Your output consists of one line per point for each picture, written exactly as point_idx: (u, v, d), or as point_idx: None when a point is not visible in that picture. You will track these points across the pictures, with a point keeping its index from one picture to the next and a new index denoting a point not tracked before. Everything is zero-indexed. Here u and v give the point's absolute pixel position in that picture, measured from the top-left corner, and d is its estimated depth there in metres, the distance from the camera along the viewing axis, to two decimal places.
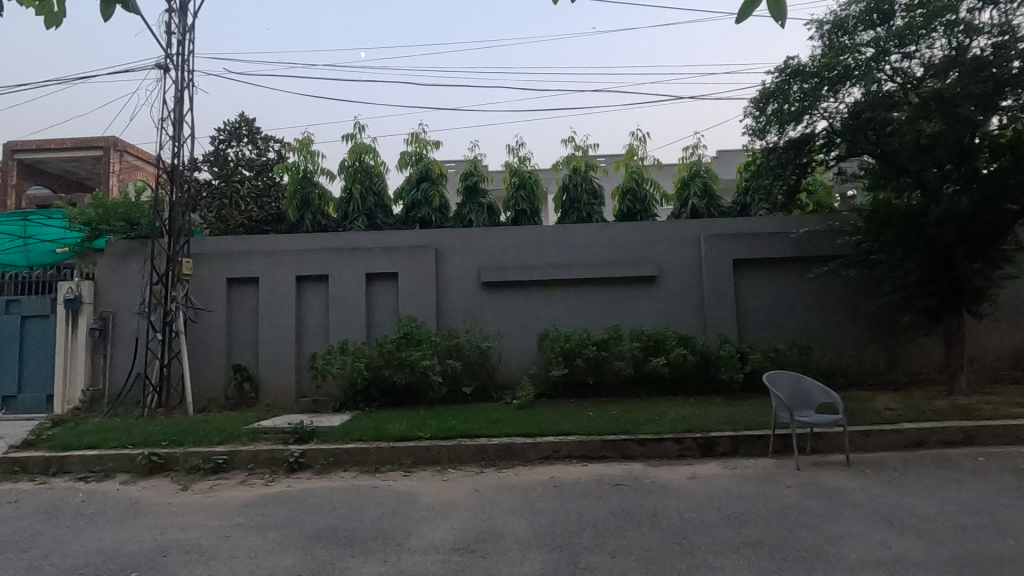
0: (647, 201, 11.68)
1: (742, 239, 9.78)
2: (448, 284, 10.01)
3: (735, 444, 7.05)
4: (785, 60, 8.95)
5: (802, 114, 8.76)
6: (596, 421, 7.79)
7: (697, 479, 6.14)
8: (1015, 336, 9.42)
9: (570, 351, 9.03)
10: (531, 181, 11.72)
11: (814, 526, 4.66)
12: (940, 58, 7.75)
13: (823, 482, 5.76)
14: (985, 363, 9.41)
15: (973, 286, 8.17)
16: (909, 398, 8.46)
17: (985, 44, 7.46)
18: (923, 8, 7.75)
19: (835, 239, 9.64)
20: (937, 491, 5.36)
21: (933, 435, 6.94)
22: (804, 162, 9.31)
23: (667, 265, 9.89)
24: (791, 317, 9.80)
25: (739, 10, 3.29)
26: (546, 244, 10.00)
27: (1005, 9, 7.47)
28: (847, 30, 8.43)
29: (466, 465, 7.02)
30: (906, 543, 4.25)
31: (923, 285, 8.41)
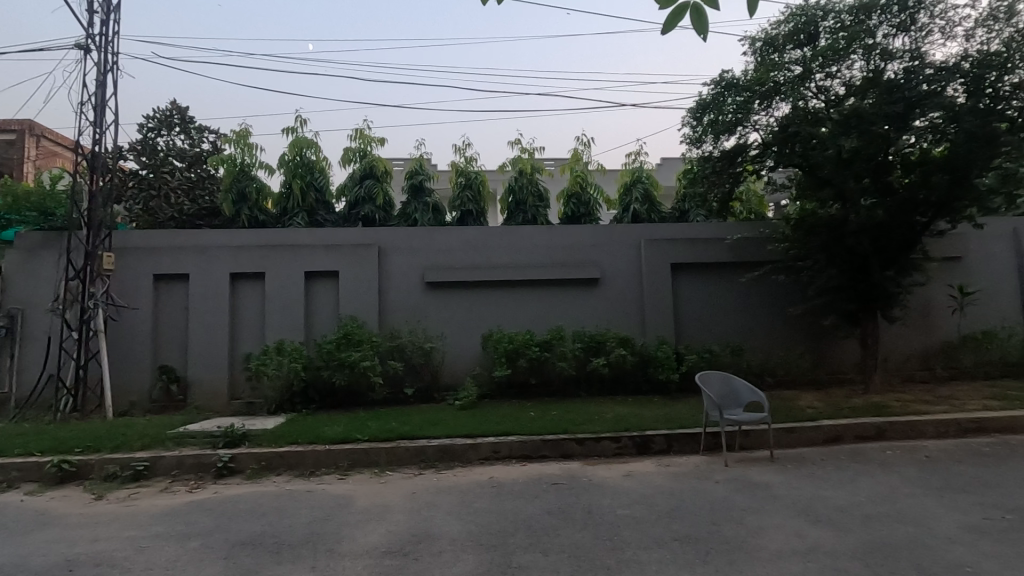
0: (591, 204, 11.92)
1: (680, 244, 10.13)
2: (391, 283, 9.86)
3: (669, 442, 7.29)
4: (721, 73, 9.39)
5: (735, 126, 9.21)
6: (537, 422, 7.86)
7: (632, 477, 6.31)
8: (922, 339, 10.21)
9: (513, 351, 9.08)
10: (477, 182, 11.70)
11: (737, 520, 4.87)
12: (859, 79, 8.29)
13: (748, 478, 6.03)
14: (897, 364, 10.14)
15: (886, 292, 8.77)
16: (829, 397, 9.00)
17: (898, 68, 8.02)
18: (845, 32, 8.28)
19: (765, 246, 10.15)
20: (849, 484, 5.73)
21: (848, 431, 7.42)
22: (737, 171, 9.77)
23: (609, 268, 10.11)
24: (724, 319, 10.23)
25: (664, 21, 3.40)
26: (491, 245, 10.01)
27: (915, 37, 8.05)
28: (777, 48, 8.90)
29: (405, 467, 6.93)
30: (819, 533, 4.51)
31: (842, 291, 8.98)
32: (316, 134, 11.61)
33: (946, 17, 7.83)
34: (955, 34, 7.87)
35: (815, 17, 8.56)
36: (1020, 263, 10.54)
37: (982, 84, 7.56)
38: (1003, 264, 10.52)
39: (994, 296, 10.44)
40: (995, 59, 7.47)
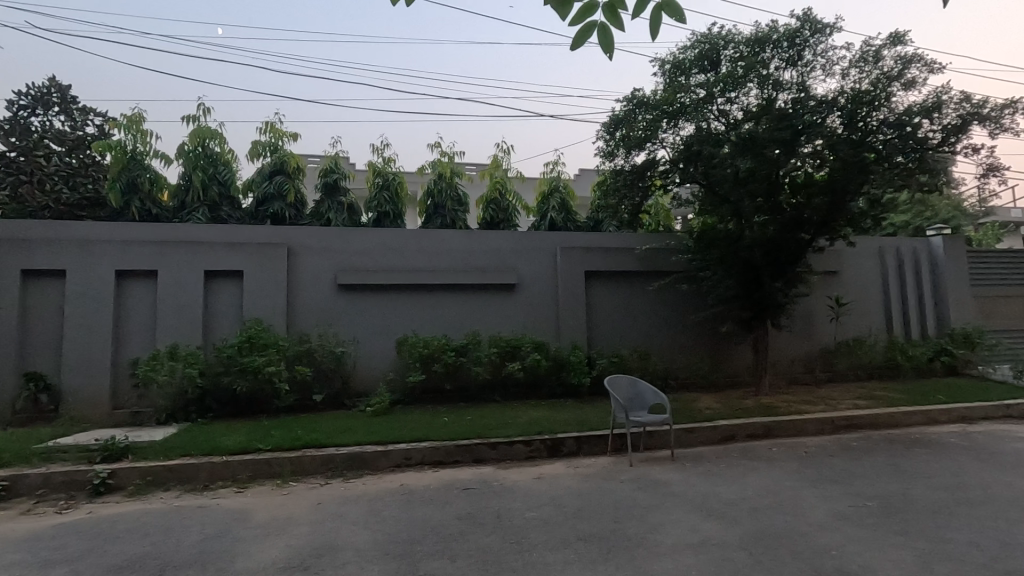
0: (510, 210, 12.06)
1: (594, 252, 10.50)
2: (301, 285, 9.42)
3: (578, 444, 7.51)
4: (633, 91, 9.93)
5: (645, 141, 9.75)
6: (450, 427, 7.81)
7: (543, 479, 6.43)
8: (805, 344, 11.24)
9: (428, 356, 8.96)
10: (395, 183, 11.48)
11: (639, 517, 5.11)
12: (754, 105, 9.03)
13: (651, 477, 6.34)
14: (784, 368, 11.08)
15: (775, 301, 9.56)
16: (725, 399, 9.67)
17: (787, 98, 8.81)
18: (743, 61, 8.99)
19: (671, 256, 10.76)
20: (739, 479, 6.19)
21: (740, 430, 8.00)
22: (646, 185, 10.31)
23: (525, 274, 10.28)
24: (634, 325, 10.71)
25: (574, 38, 3.51)
26: (408, 248, 9.85)
27: (802, 71, 8.88)
28: (684, 71, 9.53)
29: (310, 477, 6.62)
30: (711, 526, 4.83)
31: (738, 300, 9.70)
32: (220, 124, 10.87)
33: (828, 56, 8.70)
34: (833, 72, 8.77)
35: (717, 46, 9.24)
36: (884, 278, 11.91)
37: (855, 118, 8.46)
38: (871, 278, 11.83)
39: (863, 307, 11.73)
40: (865, 96, 8.38)
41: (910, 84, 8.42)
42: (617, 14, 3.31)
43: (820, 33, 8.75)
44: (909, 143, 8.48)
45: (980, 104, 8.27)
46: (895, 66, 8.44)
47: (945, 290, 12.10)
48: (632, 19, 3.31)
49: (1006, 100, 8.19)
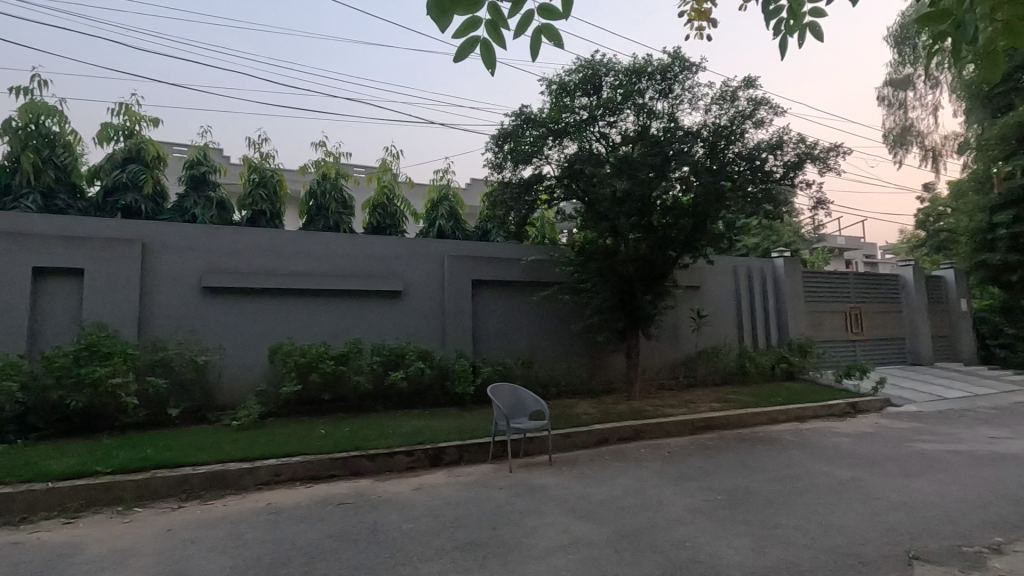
0: (398, 216, 11.83)
1: (481, 261, 10.64)
2: (157, 286, 8.47)
3: (460, 452, 7.52)
4: (521, 107, 10.30)
5: (531, 156, 10.15)
6: (327, 439, 7.44)
7: (422, 490, 6.33)
8: (670, 352, 12.26)
9: (304, 365, 8.47)
10: (273, 181, 10.76)
11: (516, 522, 5.22)
12: (631, 130, 9.73)
13: (529, 482, 6.52)
14: (653, 374, 11.98)
15: (646, 313, 10.32)
16: (601, 404, 10.21)
17: (659, 126, 9.60)
18: (621, 89, 9.65)
19: (554, 268, 11.21)
20: (610, 480, 6.56)
21: (612, 434, 8.50)
22: (532, 199, 10.69)
23: (412, 281, 10.13)
24: (518, 334, 10.99)
25: (457, 50, 3.52)
26: (286, 250, 9.27)
27: (672, 103, 9.71)
28: (569, 93, 10.04)
29: (161, 501, 5.95)
30: (582, 527, 5.06)
31: (614, 311, 10.35)
32: (61, 100, 9.50)
33: (693, 91, 9.61)
34: (698, 106, 9.69)
35: (598, 72, 9.85)
36: (737, 294, 13.36)
37: (715, 149, 9.39)
38: (727, 294, 13.22)
39: (720, 319, 13.05)
40: (724, 131, 9.36)
41: (759, 123, 9.51)
42: (498, 32, 3.40)
43: (688, 70, 9.64)
44: (758, 175, 9.57)
45: (813, 145, 9.55)
46: (748, 105, 9.49)
47: (785, 305, 13.84)
48: (513, 39, 3.41)
49: (832, 145, 9.55)
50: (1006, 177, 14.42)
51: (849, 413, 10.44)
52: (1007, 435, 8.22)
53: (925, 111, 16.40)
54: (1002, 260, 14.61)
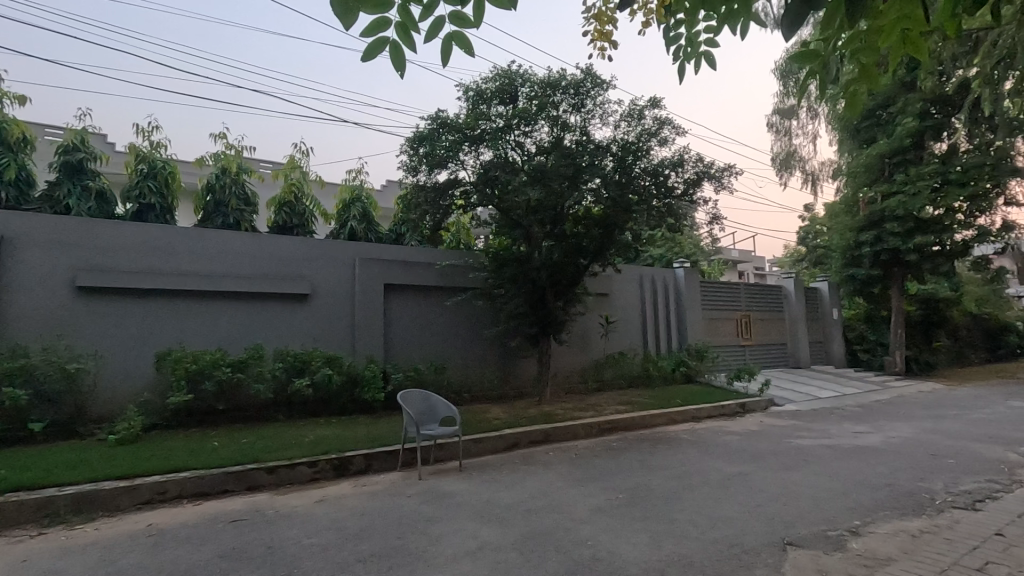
0: (306, 216, 11.31)
1: (394, 265, 10.43)
2: (19, 285, 7.51)
3: (367, 461, 7.29)
4: (437, 111, 10.28)
5: (446, 161, 10.15)
6: (221, 452, 6.93)
7: (325, 502, 6.07)
8: (579, 357, 12.70)
9: (197, 372, 7.85)
10: (164, 172, 9.91)
11: (422, 530, 5.14)
12: (545, 141, 9.98)
13: (438, 489, 6.45)
14: (563, 379, 12.32)
15: (557, 319, 10.59)
16: (513, 409, 10.34)
17: (572, 138, 9.92)
18: (536, 100, 9.88)
19: (468, 273, 11.23)
20: (518, 484, 6.65)
21: (523, 438, 8.62)
22: (447, 204, 10.68)
23: (320, 284, 9.72)
24: (431, 339, 10.87)
25: (365, 50, 3.44)
26: (178, 248, 8.57)
27: (585, 116, 10.06)
28: (485, 100, 10.14)
29: (18, 528, 5.26)
30: (489, 531, 5.08)
31: (526, 317, 10.53)
32: None
33: (604, 107, 10.03)
34: (608, 122, 10.12)
35: (514, 82, 10.02)
36: (643, 302, 14.08)
37: (624, 163, 9.84)
38: (633, 301, 13.89)
39: (626, 325, 13.69)
40: (631, 147, 9.81)
41: (664, 141, 10.07)
42: (409, 36, 3.37)
43: (599, 87, 10.05)
44: (662, 191, 10.11)
45: (710, 165, 10.25)
46: (654, 124, 10.00)
47: (684, 312, 14.77)
48: (423, 43, 3.40)
49: (726, 165, 10.31)
50: (869, 201, 16.34)
51: (739, 412, 11.31)
52: (867, 430, 9.28)
53: (806, 138, 18.20)
54: (866, 274, 16.52)
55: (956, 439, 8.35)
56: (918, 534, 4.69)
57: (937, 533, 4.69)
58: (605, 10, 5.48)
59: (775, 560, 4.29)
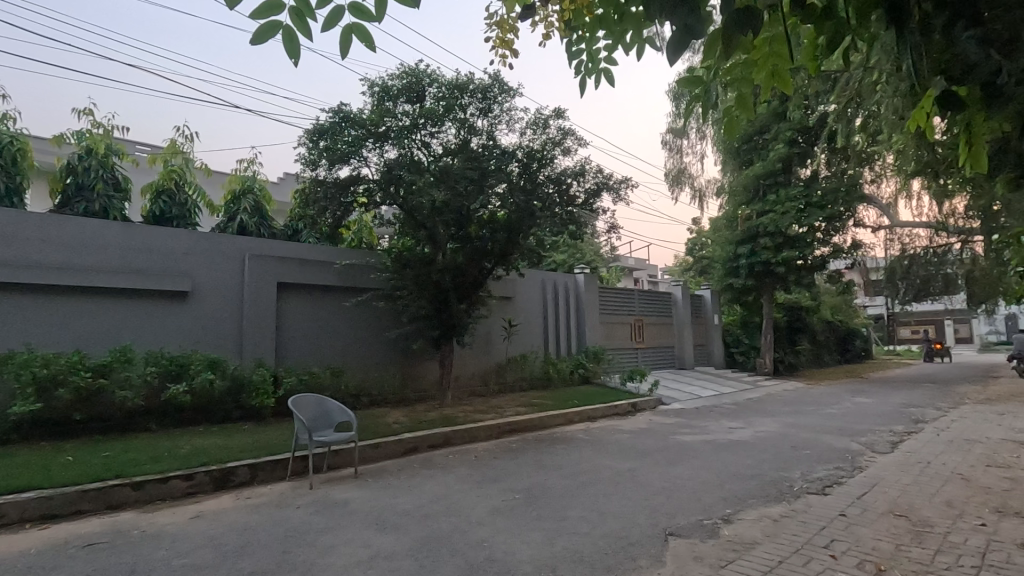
0: (189, 206, 10.37)
1: (289, 263, 9.86)
2: None
3: (252, 471, 6.81)
4: (340, 104, 9.91)
5: (348, 157, 9.82)
6: (76, 468, 6.15)
7: (201, 518, 5.58)
8: (482, 360, 12.77)
9: (48, 378, 6.90)
10: (13, 148, 8.64)
11: (310, 542, 4.89)
12: (452, 143, 9.95)
13: (330, 498, 6.17)
14: (465, 381, 12.31)
15: (460, 321, 10.53)
16: (413, 412, 10.16)
17: (478, 142, 9.97)
18: (443, 101, 9.81)
19: (369, 273, 10.89)
20: (415, 488, 6.54)
21: (422, 442, 8.50)
22: (348, 201, 10.30)
23: (203, 281, 8.94)
24: (328, 341, 10.41)
25: (255, 31, 3.21)
26: (28, 235, 7.50)
27: (492, 121, 10.16)
28: (391, 97, 9.93)
29: None
30: (382, 539, 4.94)
31: (429, 319, 10.38)
32: None
33: (510, 114, 10.18)
34: (514, 129, 10.29)
35: (422, 81, 9.89)
36: (544, 306, 14.46)
37: (529, 170, 10.04)
38: (535, 305, 14.21)
39: (528, 328, 13.97)
40: (536, 154, 10.04)
41: (567, 151, 10.40)
42: (304, 23, 3.21)
43: (506, 93, 10.18)
44: (564, 199, 10.43)
45: (609, 177, 10.75)
46: (558, 134, 10.30)
47: (584, 316, 15.37)
48: (320, 32, 3.24)
49: (623, 178, 10.87)
50: (746, 218, 18.05)
51: (630, 411, 11.95)
52: (740, 425, 10.20)
53: (695, 157, 19.68)
54: (742, 283, 18.20)
55: (811, 432, 9.43)
56: (778, 518, 5.23)
57: (793, 516, 5.26)
58: (506, 18, 5.58)
59: (656, 550, 4.58)
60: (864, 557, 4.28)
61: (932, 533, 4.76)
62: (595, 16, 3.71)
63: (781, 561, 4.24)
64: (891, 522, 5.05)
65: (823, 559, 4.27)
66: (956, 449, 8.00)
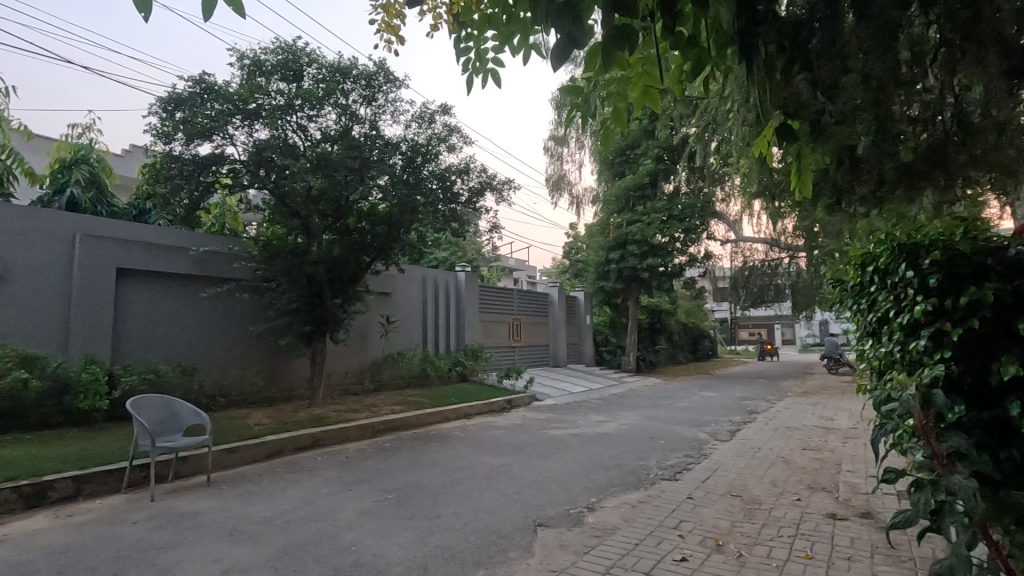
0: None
1: (133, 247, 8.69)
2: None
3: (77, 485, 5.88)
4: (202, 74, 8.98)
5: (210, 132, 8.91)
6: None
7: (5, 543, 4.71)
8: (357, 358, 12.28)
9: None
10: None
11: (149, 561, 4.34)
12: (332, 129, 9.43)
13: (175, 510, 5.53)
14: (338, 379, 11.76)
15: (334, 317, 9.92)
16: (278, 413, 9.48)
17: (360, 130, 9.56)
18: (323, 83, 9.25)
19: (232, 263, 9.96)
20: (277, 495, 6.09)
21: (287, 444, 7.96)
22: (209, 181, 9.37)
23: (19, 263, 7.57)
24: (179, 336, 9.34)
25: None
26: None
27: (376, 110, 9.78)
28: (263, 72, 9.18)
29: None
30: (237, 551, 4.54)
31: (300, 313, 9.66)
32: None
33: (395, 105, 9.90)
34: (399, 120, 10.04)
35: (299, 60, 9.26)
36: (424, 303, 14.27)
37: (412, 164, 9.82)
38: (415, 302, 13.98)
39: (407, 325, 13.71)
40: (421, 149, 9.84)
41: (452, 148, 10.36)
42: None
43: (392, 83, 9.86)
44: (447, 195, 10.38)
45: (493, 177, 10.89)
46: (443, 130, 10.21)
47: (463, 314, 15.42)
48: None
49: (506, 179, 11.08)
50: (617, 226, 19.36)
51: (506, 408, 12.22)
52: (605, 419, 10.90)
53: (574, 165, 20.62)
54: (612, 287, 19.49)
55: (666, 424, 10.35)
56: (636, 504, 5.65)
57: (648, 502, 5.73)
58: (393, 3, 5.40)
59: (525, 541, 4.72)
60: (706, 535, 4.78)
61: (760, 510, 5.44)
62: (485, 15, 3.72)
63: (636, 544, 4.59)
64: (729, 502, 5.71)
65: (673, 539, 4.69)
66: (780, 436, 9.26)
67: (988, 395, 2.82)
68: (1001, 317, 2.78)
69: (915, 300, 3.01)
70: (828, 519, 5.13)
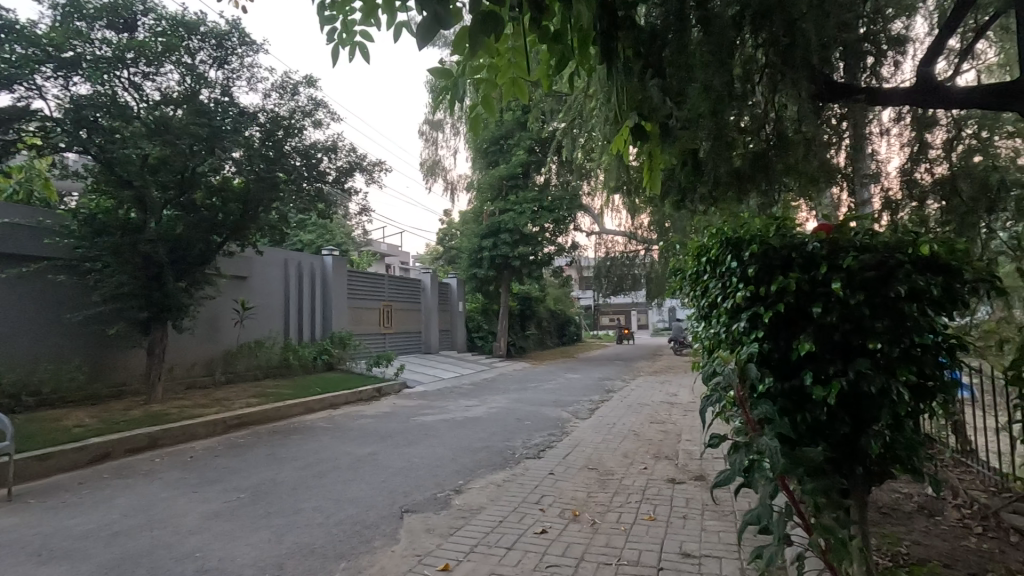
0: None
1: None
2: None
3: None
4: None
5: (10, 80, 7.43)
6: None
7: None
8: (206, 348, 11.13)
9: None
10: None
11: None
12: (174, 90, 8.37)
13: None
14: (182, 371, 10.57)
15: (178, 302, 8.83)
16: (105, 412, 8.29)
17: (209, 95, 8.61)
18: (163, 37, 8.16)
19: (42, 238, 8.45)
20: (102, 504, 5.34)
21: (117, 447, 7.00)
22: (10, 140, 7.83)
23: None
24: None
25: None
26: None
27: (229, 75, 8.88)
28: (84, 16, 7.84)
29: None
30: (48, 572, 3.91)
31: (134, 298, 8.49)
32: None
33: (252, 71, 9.05)
34: (257, 88, 9.21)
35: (132, 7, 8.06)
36: (286, 288, 13.32)
37: (272, 137, 9.08)
38: (275, 287, 12.99)
39: (265, 311, 12.71)
40: (282, 121, 9.11)
41: (317, 124, 9.76)
42: None
43: (248, 46, 9.00)
44: (312, 173, 9.76)
45: (363, 157, 10.46)
46: (308, 103, 9.58)
47: (330, 301, 14.66)
48: None
49: (376, 160, 10.70)
50: (491, 215, 19.70)
51: (375, 396, 11.89)
52: (475, 403, 11.10)
53: (448, 151, 20.48)
54: (485, 274, 19.79)
55: (532, 405, 10.81)
56: (501, 483, 5.84)
57: (513, 480, 5.96)
58: None
59: (390, 528, 4.66)
60: (564, 507, 5.10)
61: (613, 480, 5.92)
62: None
63: (500, 521, 4.75)
64: (586, 475, 6.14)
65: (534, 513, 4.94)
66: (632, 412, 10.14)
67: (789, 368, 3.34)
68: (801, 302, 3.27)
69: (738, 286, 3.43)
70: (668, 483, 5.73)
